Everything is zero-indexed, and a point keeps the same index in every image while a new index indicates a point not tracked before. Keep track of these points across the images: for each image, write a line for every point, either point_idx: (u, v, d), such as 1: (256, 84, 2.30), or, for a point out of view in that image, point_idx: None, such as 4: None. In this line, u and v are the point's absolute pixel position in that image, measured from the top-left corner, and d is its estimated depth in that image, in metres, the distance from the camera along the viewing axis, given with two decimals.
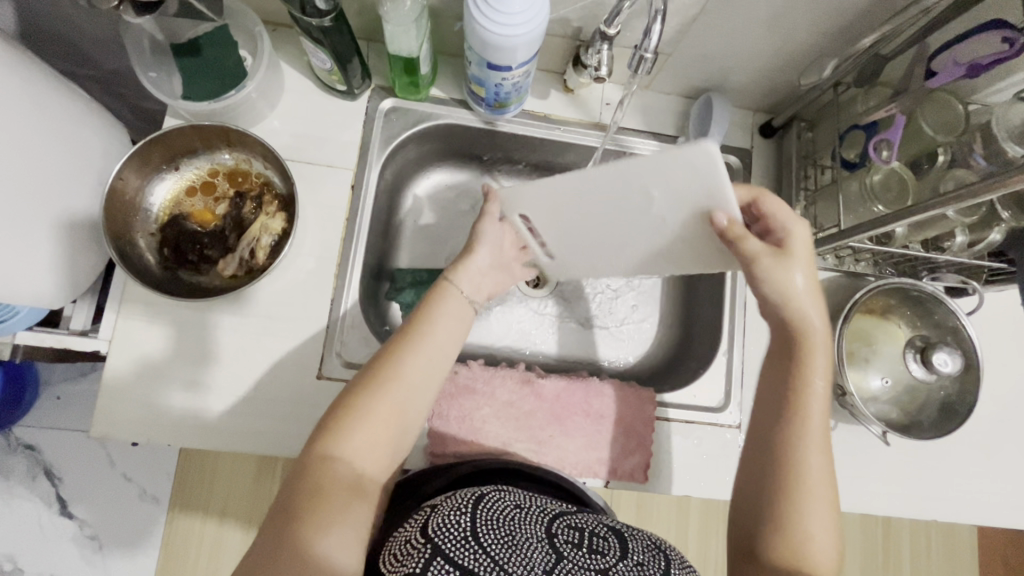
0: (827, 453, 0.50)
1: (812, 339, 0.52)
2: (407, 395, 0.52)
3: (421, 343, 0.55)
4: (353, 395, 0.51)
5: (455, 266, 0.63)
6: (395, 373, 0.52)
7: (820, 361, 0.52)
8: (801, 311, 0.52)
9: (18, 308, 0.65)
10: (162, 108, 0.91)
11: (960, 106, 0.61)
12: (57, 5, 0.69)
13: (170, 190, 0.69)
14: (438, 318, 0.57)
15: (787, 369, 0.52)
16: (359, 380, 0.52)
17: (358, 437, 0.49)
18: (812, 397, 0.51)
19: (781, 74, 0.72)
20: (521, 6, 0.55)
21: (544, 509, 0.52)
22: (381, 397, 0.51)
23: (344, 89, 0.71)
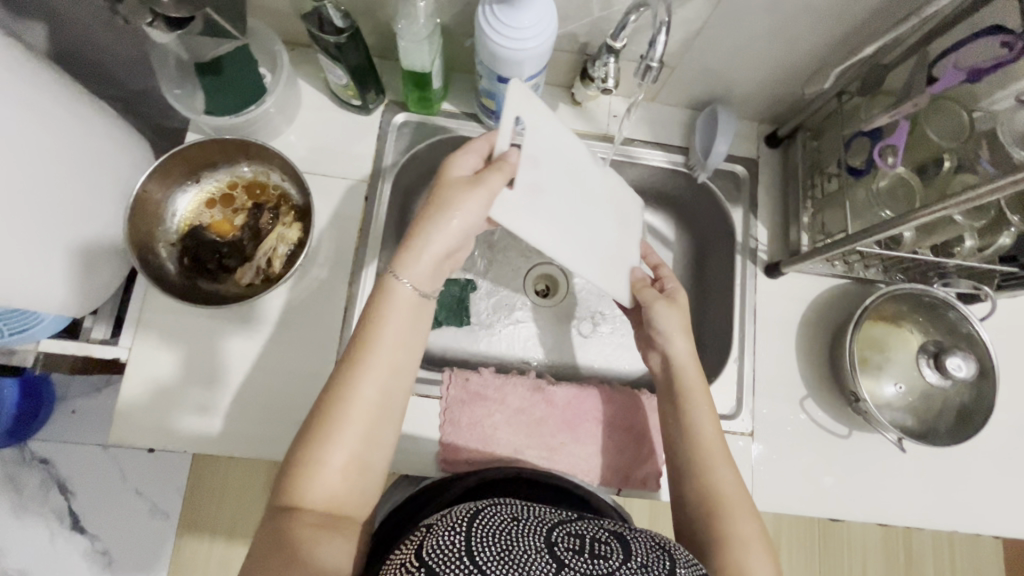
0: (733, 469, 0.55)
1: (686, 377, 0.60)
2: (368, 421, 0.49)
3: (372, 358, 0.50)
4: (309, 435, 0.48)
5: (404, 256, 0.53)
6: (348, 407, 0.48)
7: (694, 382, 0.60)
8: (682, 355, 0.62)
9: (43, 317, 0.67)
10: (183, 126, 0.94)
11: (966, 113, 0.61)
12: (89, 29, 0.73)
13: (191, 202, 0.72)
14: (384, 329, 0.51)
15: (674, 402, 0.60)
16: (312, 417, 0.48)
17: (320, 481, 0.46)
18: (689, 419, 0.58)
19: (785, 84, 0.73)
20: (531, 21, 0.57)
21: (542, 519, 0.50)
22: (338, 432, 0.48)
23: (358, 104, 0.74)
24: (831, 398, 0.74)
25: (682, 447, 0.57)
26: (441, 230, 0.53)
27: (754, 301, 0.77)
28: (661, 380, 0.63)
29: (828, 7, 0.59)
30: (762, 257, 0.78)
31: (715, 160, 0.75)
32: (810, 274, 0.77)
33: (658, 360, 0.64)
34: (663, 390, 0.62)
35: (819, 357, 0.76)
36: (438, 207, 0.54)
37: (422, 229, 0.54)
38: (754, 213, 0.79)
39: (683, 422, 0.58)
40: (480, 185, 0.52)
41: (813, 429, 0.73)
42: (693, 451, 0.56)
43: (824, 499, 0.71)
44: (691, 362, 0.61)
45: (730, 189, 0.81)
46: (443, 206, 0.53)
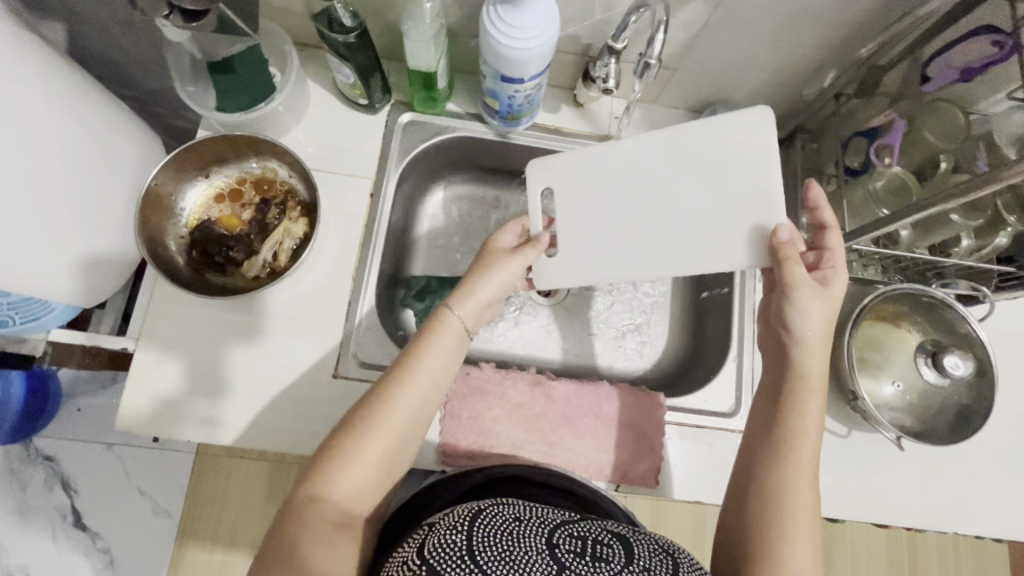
0: (814, 490, 0.52)
1: (805, 385, 0.55)
2: (401, 428, 0.51)
3: (415, 381, 0.52)
4: (343, 435, 0.50)
5: (460, 294, 0.58)
6: (385, 414, 0.51)
7: (813, 396, 0.55)
8: (806, 365, 0.56)
9: (53, 307, 0.68)
10: (193, 126, 0.96)
11: (963, 116, 0.62)
12: (106, 29, 0.75)
13: (200, 196, 0.73)
14: (428, 353, 0.54)
15: (779, 407, 0.56)
16: (349, 417, 0.51)
17: (346, 476, 0.48)
18: (787, 431, 0.54)
19: (784, 87, 0.74)
20: (534, 21, 0.58)
21: (545, 519, 0.50)
22: (372, 433, 0.50)
23: (365, 103, 0.75)
24: (832, 398, 0.75)
25: (765, 453, 0.54)
26: (488, 282, 0.59)
27: (754, 301, 0.78)
28: (770, 379, 0.59)
29: (825, 9, 0.60)
30: None
31: None
32: None
33: (772, 359, 0.59)
34: (769, 385, 0.59)
35: (818, 356, 0.76)
36: (481, 268, 0.61)
37: (472, 276, 0.60)
38: None
39: (777, 433, 0.55)
40: (516, 253, 0.61)
41: None
42: (771, 466, 0.53)
43: (824, 499, 0.71)
44: (816, 370, 0.56)
45: None
46: (486, 266, 0.61)
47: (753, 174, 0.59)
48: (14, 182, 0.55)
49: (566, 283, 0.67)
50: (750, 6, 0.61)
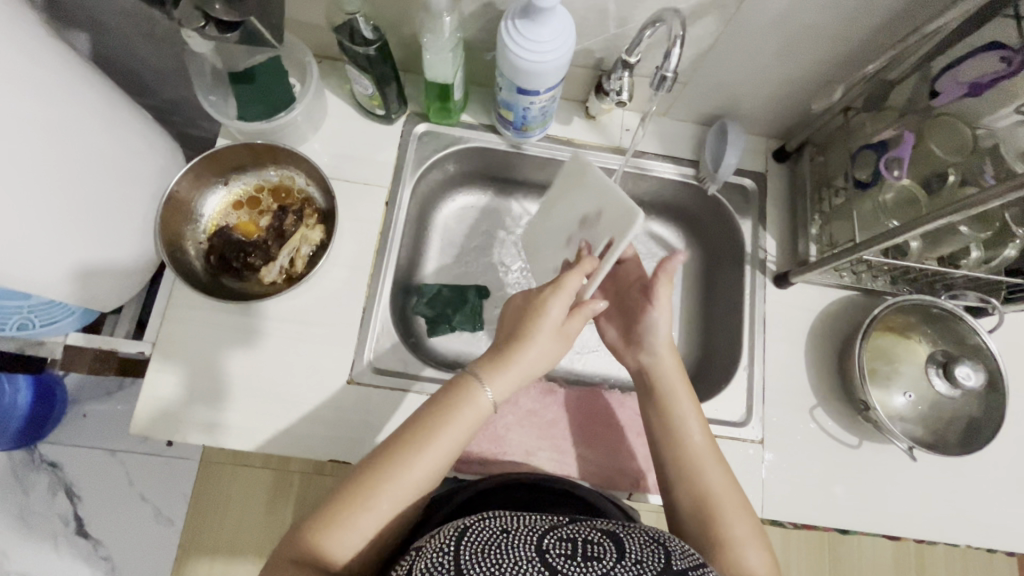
0: (720, 465, 0.56)
1: (668, 381, 0.61)
2: (404, 498, 0.49)
3: (427, 453, 0.50)
4: (343, 497, 0.48)
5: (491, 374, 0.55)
6: (390, 483, 0.49)
7: (679, 387, 0.61)
8: (667, 362, 0.62)
9: (72, 310, 0.70)
10: (210, 135, 0.98)
11: (969, 130, 0.64)
12: (130, 40, 0.77)
13: (219, 203, 0.74)
14: (447, 427, 0.52)
15: (658, 408, 0.60)
16: (349, 480, 0.50)
17: (341, 540, 0.47)
18: (675, 423, 0.59)
19: (792, 101, 0.76)
20: (550, 35, 0.60)
21: (532, 525, 0.48)
22: (374, 500, 0.48)
23: (382, 113, 0.77)
24: (841, 408, 0.75)
25: (666, 448, 0.58)
26: (518, 364, 0.56)
27: (763, 311, 0.78)
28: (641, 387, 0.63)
29: (833, 25, 0.62)
30: (771, 268, 0.80)
31: (724, 172, 0.77)
32: (818, 285, 0.79)
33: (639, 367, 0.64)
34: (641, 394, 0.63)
35: (829, 367, 0.76)
36: (522, 345, 0.56)
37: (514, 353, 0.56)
38: (764, 225, 0.81)
39: (667, 425, 0.59)
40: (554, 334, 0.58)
41: (823, 438, 0.74)
42: (686, 451, 0.57)
43: (835, 509, 0.71)
44: (677, 369, 0.62)
45: (739, 202, 0.83)
46: (528, 345, 0.57)
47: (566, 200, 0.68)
48: (38, 186, 0.57)
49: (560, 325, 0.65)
50: (760, 22, 0.63)
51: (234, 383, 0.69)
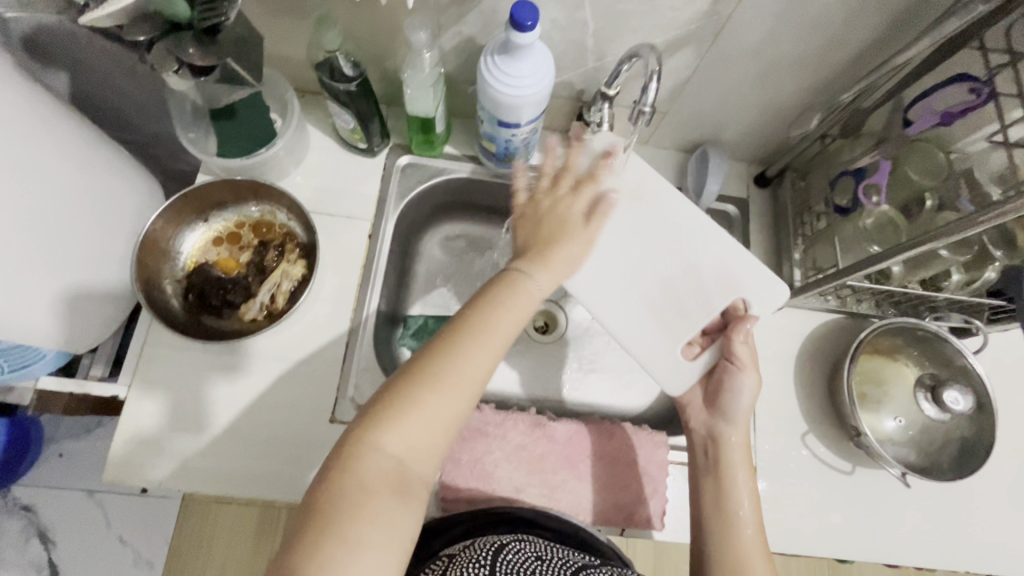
0: (767, 565, 0.52)
1: (730, 457, 0.58)
2: (467, 391, 0.45)
3: (483, 337, 0.47)
4: (406, 379, 0.44)
5: (540, 262, 0.53)
6: (452, 365, 0.45)
7: (744, 472, 0.57)
8: (740, 445, 0.59)
9: (43, 354, 0.67)
10: (191, 168, 0.97)
11: (943, 155, 0.62)
12: (109, 77, 0.76)
13: (198, 240, 0.73)
14: (501, 309, 0.49)
15: (714, 482, 0.57)
16: (410, 366, 0.45)
17: (407, 428, 0.42)
18: (723, 501, 0.55)
19: (771, 128, 0.77)
20: (530, 70, 0.60)
21: (566, 561, 0.50)
22: (441, 384, 0.44)
23: (364, 147, 0.77)
24: (833, 433, 0.74)
25: (708, 522, 0.55)
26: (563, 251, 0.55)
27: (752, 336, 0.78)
28: (700, 457, 0.60)
29: (807, 56, 0.63)
30: None
31: (707, 199, 0.78)
32: (804, 309, 0.79)
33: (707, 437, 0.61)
34: (697, 463, 0.60)
35: (818, 391, 0.76)
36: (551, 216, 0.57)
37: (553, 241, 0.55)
38: (748, 250, 0.81)
39: (718, 502, 0.56)
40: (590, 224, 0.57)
41: (816, 464, 0.73)
42: (723, 535, 0.54)
43: (832, 539, 0.70)
44: (745, 454, 0.58)
45: (723, 227, 0.83)
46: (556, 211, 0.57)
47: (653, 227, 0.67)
48: (5, 231, 0.55)
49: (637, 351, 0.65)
50: (735, 55, 0.64)
51: (214, 425, 0.67)
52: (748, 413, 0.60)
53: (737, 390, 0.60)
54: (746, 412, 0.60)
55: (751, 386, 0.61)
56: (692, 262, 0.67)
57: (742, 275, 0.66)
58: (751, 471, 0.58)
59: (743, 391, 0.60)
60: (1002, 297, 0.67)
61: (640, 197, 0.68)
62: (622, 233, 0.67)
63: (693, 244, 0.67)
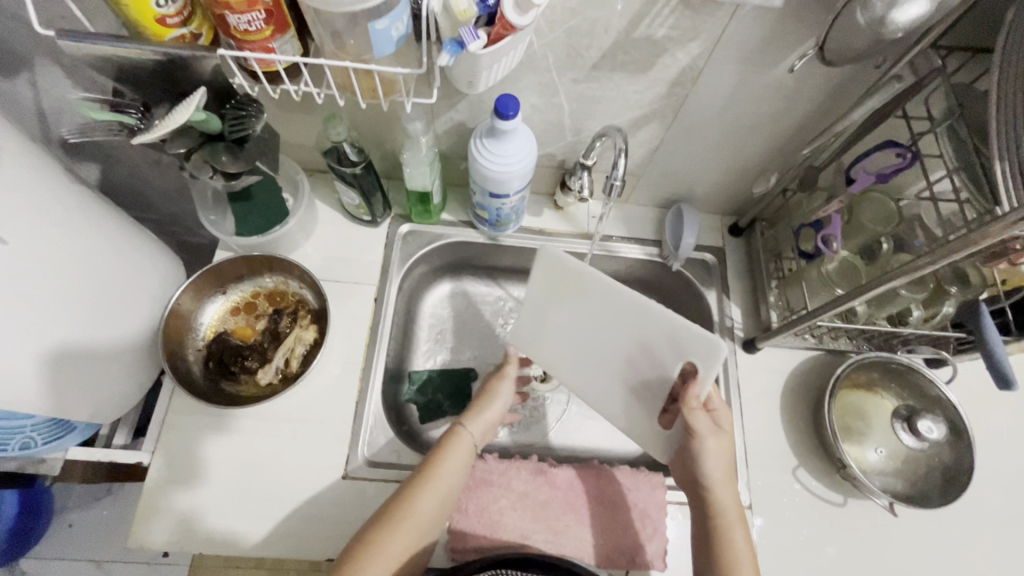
0: None
1: (725, 519, 0.60)
2: (418, 529, 0.60)
3: (432, 484, 0.63)
4: (374, 531, 0.59)
5: (472, 416, 0.71)
6: (408, 511, 0.60)
7: (739, 535, 0.59)
8: (730, 504, 0.60)
9: (74, 426, 0.71)
10: (207, 242, 1.05)
11: (893, 203, 0.71)
12: (138, 168, 0.85)
13: (217, 311, 0.79)
14: (446, 460, 0.65)
15: (711, 546, 0.59)
16: (377, 517, 0.61)
17: (374, 570, 0.57)
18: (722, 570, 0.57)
19: (737, 185, 0.85)
20: (514, 150, 0.68)
21: None
22: (399, 530, 0.59)
23: (369, 219, 0.84)
24: (822, 466, 0.78)
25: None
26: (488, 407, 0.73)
27: (737, 376, 0.83)
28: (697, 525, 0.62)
29: (758, 124, 0.71)
30: (739, 334, 0.85)
31: (685, 251, 0.85)
32: (784, 348, 0.84)
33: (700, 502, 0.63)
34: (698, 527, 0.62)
35: (805, 426, 0.80)
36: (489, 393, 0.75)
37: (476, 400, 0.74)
38: (727, 295, 0.87)
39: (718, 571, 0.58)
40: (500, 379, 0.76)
41: (808, 498, 0.76)
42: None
43: (830, 572, 0.72)
44: (736, 511, 0.60)
45: (702, 275, 0.90)
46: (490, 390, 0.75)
47: (599, 307, 0.63)
48: (46, 306, 0.60)
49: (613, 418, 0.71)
50: (696, 126, 0.72)
51: (220, 483, 0.70)
52: (727, 470, 0.61)
53: (712, 453, 0.61)
54: (725, 470, 0.61)
55: (719, 444, 0.61)
56: (638, 337, 0.62)
57: (689, 344, 0.57)
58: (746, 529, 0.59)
59: (713, 451, 0.61)
60: (962, 328, 0.72)
61: (583, 285, 0.62)
62: (575, 324, 0.67)
63: (643, 322, 0.60)
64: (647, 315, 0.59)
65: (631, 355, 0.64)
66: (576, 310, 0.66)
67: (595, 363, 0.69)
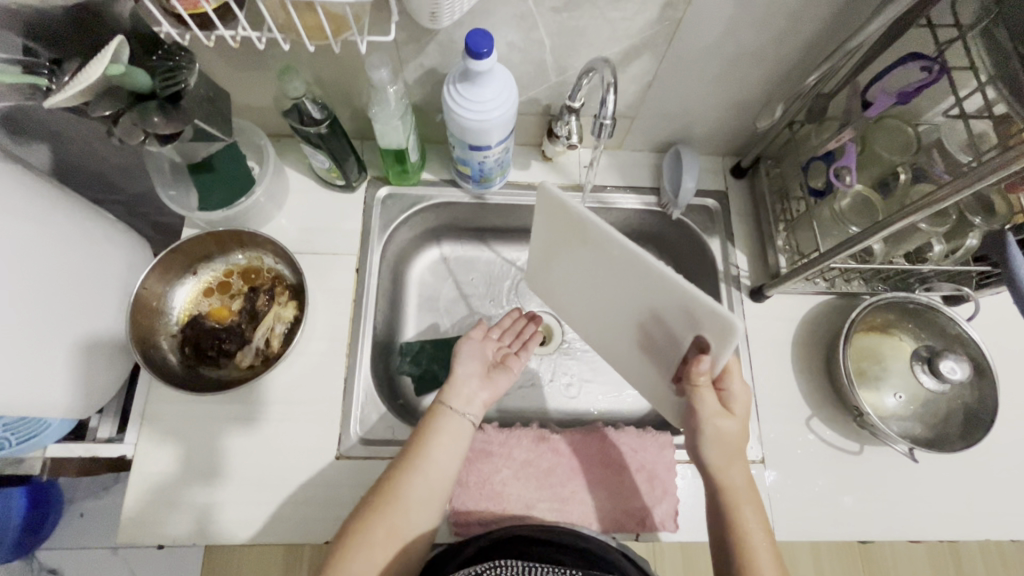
0: None
1: (737, 496, 0.55)
2: (405, 515, 0.58)
3: (418, 466, 0.60)
4: (359, 519, 0.57)
5: (446, 387, 0.66)
6: (395, 496, 0.58)
7: (750, 516, 0.55)
8: (739, 484, 0.56)
9: (48, 423, 0.67)
10: (179, 221, 0.99)
11: (911, 129, 0.65)
12: (87, 144, 0.78)
13: (189, 293, 0.74)
14: (433, 441, 0.62)
15: (723, 521, 0.55)
16: (365, 503, 0.59)
17: (358, 559, 0.55)
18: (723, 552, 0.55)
19: (739, 120, 0.78)
20: (491, 94, 0.62)
21: None
22: (384, 515, 0.57)
23: (343, 183, 0.78)
24: (838, 415, 0.74)
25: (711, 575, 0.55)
26: (461, 376, 0.68)
27: (745, 327, 0.78)
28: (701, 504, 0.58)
29: (760, 49, 0.64)
30: (746, 283, 0.81)
31: (685, 197, 0.79)
32: (795, 294, 0.79)
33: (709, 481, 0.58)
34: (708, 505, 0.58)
35: (818, 375, 0.76)
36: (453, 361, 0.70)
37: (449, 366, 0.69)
38: (731, 242, 0.82)
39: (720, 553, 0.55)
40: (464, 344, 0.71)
41: (823, 448, 0.73)
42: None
43: (849, 521, 0.69)
44: (746, 491, 0.56)
45: (704, 222, 0.84)
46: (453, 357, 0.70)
47: (598, 263, 0.55)
48: None
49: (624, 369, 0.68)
50: (692, 55, 0.65)
51: (207, 472, 0.67)
52: (735, 449, 0.57)
53: (713, 433, 0.56)
54: (730, 450, 0.56)
55: (723, 425, 0.56)
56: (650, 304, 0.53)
57: (698, 319, 0.48)
58: (756, 508, 0.55)
59: (718, 431, 0.56)
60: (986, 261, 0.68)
61: (586, 238, 0.53)
62: (584, 277, 0.60)
63: (649, 287, 0.51)
64: (648, 281, 0.50)
65: (641, 315, 0.56)
66: (583, 262, 0.57)
67: (607, 315, 0.62)
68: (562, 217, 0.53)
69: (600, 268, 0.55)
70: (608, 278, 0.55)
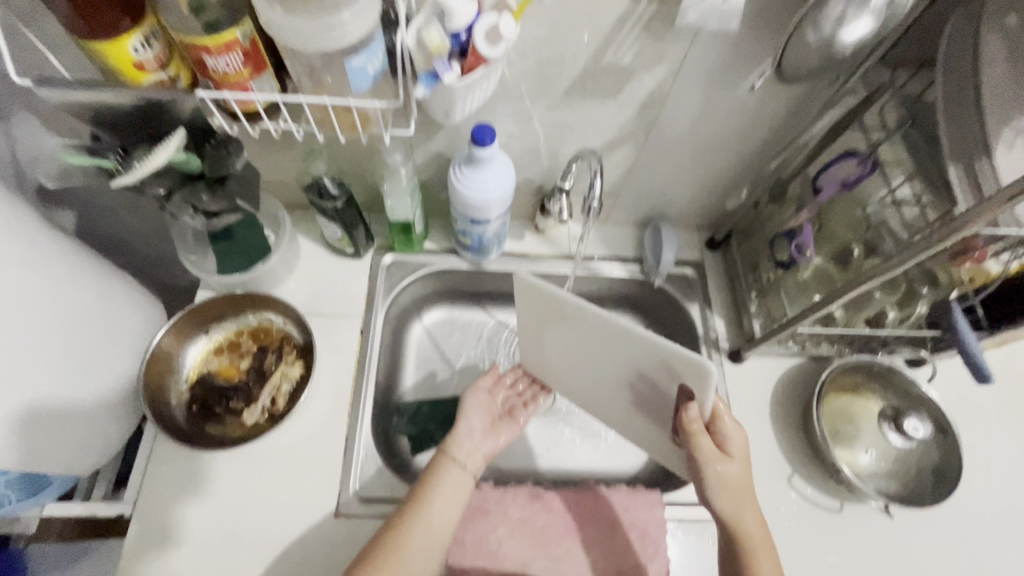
0: None
1: (752, 544, 0.60)
2: (406, 567, 0.60)
3: (421, 516, 0.63)
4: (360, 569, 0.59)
5: (451, 439, 0.69)
6: (397, 547, 0.60)
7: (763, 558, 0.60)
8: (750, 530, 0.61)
9: (50, 480, 0.68)
10: (188, 282, 1.03)
11: (860, 211, 0.72)
12: (116, 212, 0.84)
13: (200, 352, 0.78)
14: (435, 492, 0.65)
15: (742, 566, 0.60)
16: (367, 553, 0.60)
17: None
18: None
19: (710, 200, 0.87)
20: (492, 176, 0.70)
21: None
22: (386, 566, 0.59)
23: (352, 251, 0.85)
24: (817, 473, 0.78)
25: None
26: (464, 429, 0.71)
27: (726, 388, 0.84)
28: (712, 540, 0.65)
29: (725, 142, 0.74)
30: (725, 346, 0.87)
31: (665, 267, 0.87)
32: (770, 356, 0.85)
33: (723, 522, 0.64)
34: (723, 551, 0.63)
35: (796, 433, 0.81)
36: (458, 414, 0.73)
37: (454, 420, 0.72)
38: (709, 308, 0.89)
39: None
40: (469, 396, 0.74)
41: (806, 506, 0.76)
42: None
43: None
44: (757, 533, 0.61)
45: (684, 289, 0.91)
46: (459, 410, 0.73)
47: (584, 334, 0.60)
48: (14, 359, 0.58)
49: (620, 430, 0.71)
50: (668, 145, 0.75)
51: (207, 530, 0.68)
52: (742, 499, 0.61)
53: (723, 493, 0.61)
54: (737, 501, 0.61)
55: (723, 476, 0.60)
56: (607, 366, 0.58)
57: (679, 368, 0.54)
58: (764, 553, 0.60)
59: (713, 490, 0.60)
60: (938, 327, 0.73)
61: (564, 315, 0.59)
62: (556, 347, 0.65)
63: (633, 351, 0.56)
64: (630, 345, 0.55)
65: (629, 376, 0.61)
66: (563, 336, 0.63)
67: (596, 381, 0.66)
68: (539, 298, 0.59)
69: (587, 339, 0.60)
70: (596, 346, 0.60)
